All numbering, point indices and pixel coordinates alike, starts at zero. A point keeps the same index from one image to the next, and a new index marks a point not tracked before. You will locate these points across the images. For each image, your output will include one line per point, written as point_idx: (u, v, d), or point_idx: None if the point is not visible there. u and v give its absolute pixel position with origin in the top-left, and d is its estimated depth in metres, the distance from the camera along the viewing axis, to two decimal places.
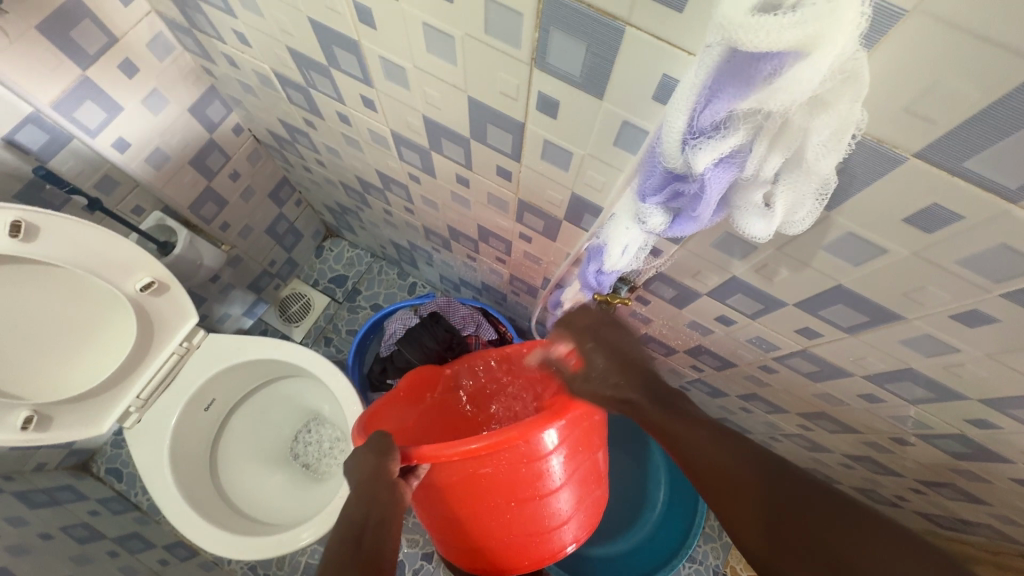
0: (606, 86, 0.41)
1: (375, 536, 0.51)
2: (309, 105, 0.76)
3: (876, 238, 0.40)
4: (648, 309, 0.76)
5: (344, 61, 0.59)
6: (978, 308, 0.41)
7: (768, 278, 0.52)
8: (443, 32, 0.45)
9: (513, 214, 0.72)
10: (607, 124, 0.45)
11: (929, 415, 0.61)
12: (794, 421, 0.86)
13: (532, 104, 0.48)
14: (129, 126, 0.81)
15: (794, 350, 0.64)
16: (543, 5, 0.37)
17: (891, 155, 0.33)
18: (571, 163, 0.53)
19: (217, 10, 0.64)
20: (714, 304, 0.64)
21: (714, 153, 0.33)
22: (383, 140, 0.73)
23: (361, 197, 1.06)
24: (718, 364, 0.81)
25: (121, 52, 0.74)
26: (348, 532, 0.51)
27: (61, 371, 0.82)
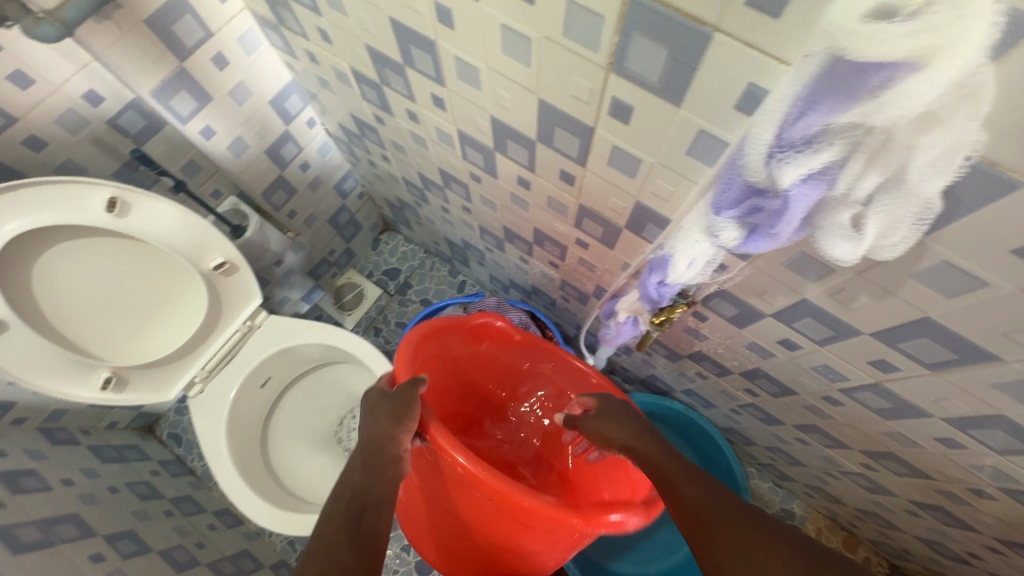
0: (685, 93, 0.39)
1: (372, 515, 0.49)
2: (380, 101, 0.78)
3: (976, 270, 0.37)
4: (704, 327, 0.74)
5: (419, 59, 0.60)
6: None
7: (843, 303, 0.49)
8: (520, 34, 0.45)
9: (572, 218, 0.71)
10: (683, 132, 0.43)
11: (1017, 468, 0.55)
12: (855, 459, 0.81)
13: (604, 109, 0.47)
14: (216, 115, 0.87)
15: (865, 384, 0.60)
16: (627, 8, 0.36)
17: (1006, 179, 0.30)
18: (639, 170, 0.52)
19: (305, 8, 0.67)
20: (778, 326, 0.61)
21: (804, 168, 0.32)
22: (449, 139, 0.74)
23: (421, 194, 1.08)
24: (775, 390, 0.78)
25: (214, 46, 0.79)
26: (351, 503, 0.49)
27: (140, 339, 0.89)
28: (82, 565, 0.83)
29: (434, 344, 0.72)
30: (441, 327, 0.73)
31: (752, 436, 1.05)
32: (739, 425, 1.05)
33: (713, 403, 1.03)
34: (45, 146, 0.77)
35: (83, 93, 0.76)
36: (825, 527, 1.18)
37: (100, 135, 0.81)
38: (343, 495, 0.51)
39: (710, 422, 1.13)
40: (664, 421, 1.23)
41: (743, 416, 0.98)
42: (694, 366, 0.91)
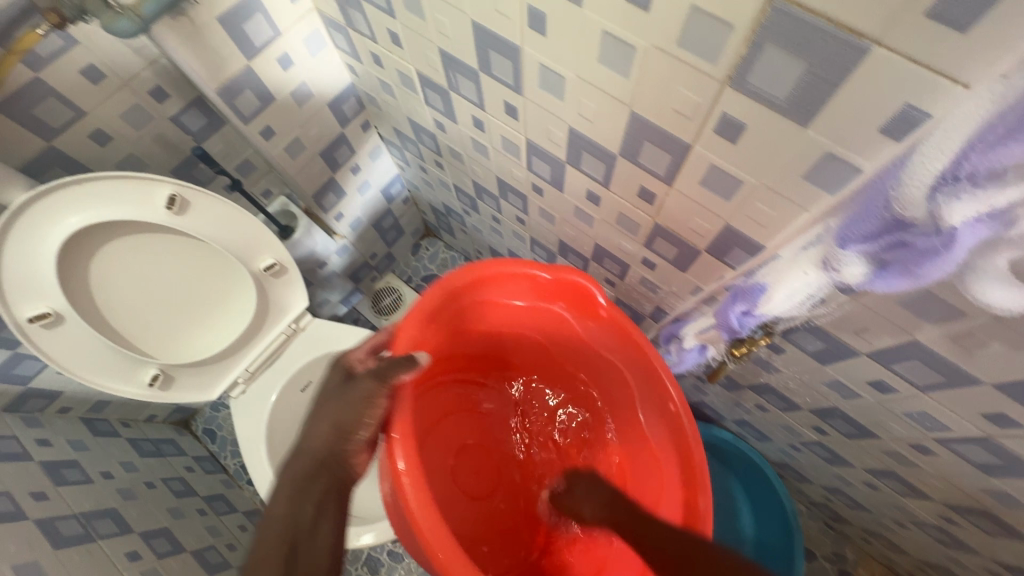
0: (817, 112, 0.35)
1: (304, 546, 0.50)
2: (444, 107, 0.76)
3: None
4: (779, 360, 0.69)
5: (498, 66, 0.57)
6: None
7: (966, 350, 0.44)
8: (623, 42, 0.42)
9: (642, 238, 0.67)
10: (803, 154, 0.39)
11: None
12: (935, 511, 0.74)
13: (709, 125, 0.43)
14: (276, 116, 0.86)
15: (971, 436, 0.54)
16: (765, 17, 0.33)
17: None
18: (737, 192, 0.47)
19: (378, 10, 0.66)
20: (872, 366, 0.56)
21: (980, 205, 0.29)
22: (515, 149, 0.71)
23: (471, 202, 1.06)
24: (851, 431, 0.72)
25: (281, 47, 0.78)
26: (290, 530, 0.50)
27: (186, 337, 0.88)
28: (119, 563, 0.82)
29: (495, 290, 0.68)
30: (501, 278, 0.67)
31: (809, 474, 0.99)
32: (796, 462, 0.99)
33: (769, 436, 0.98)
34: (111, 141, 0.77)
35: (150, 89, 0.76)
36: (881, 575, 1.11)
37: (163, 131, 0.81)
38: (283, 490, 0.53)
39: (761, 455, 1.07)
40: (709, 450, 1.17)
41: (803, 453, 0.92)
42: (755, 398, 0.86)
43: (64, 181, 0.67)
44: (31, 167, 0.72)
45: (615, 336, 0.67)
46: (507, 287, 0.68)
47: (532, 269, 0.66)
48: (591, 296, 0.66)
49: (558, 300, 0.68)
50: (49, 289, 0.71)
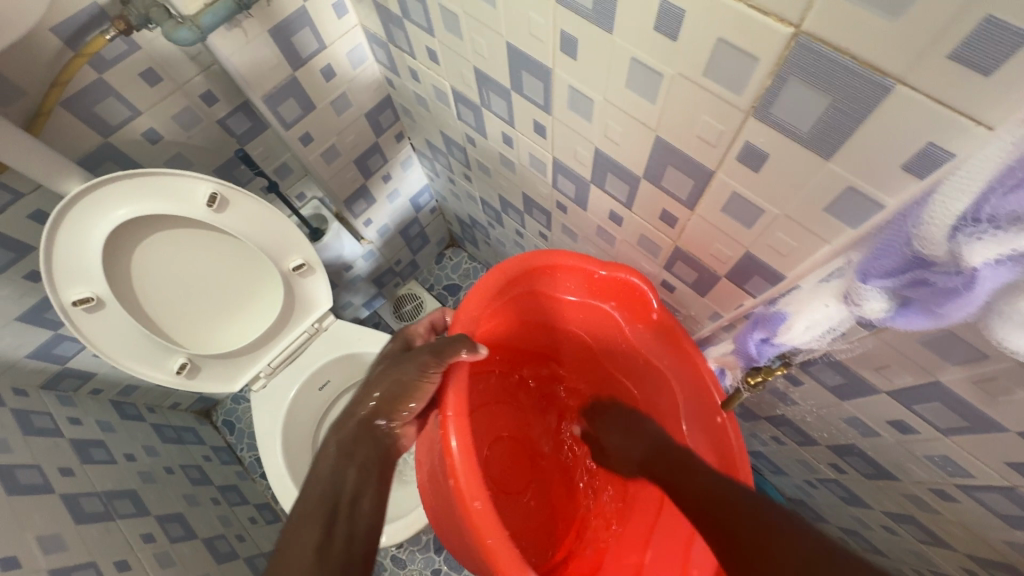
0: (838, 147, 0.36)
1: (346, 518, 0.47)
2: (475, 122, 0.79)
3: None
4: (796, 392, 0.68)
5: (529, 86, 0.59)
6: None
7: (990, 395, 0.43)
8: (651, 69, 0.43)
9: (662, 260, 0.68)
10: (824, 187, 0.39)
11: None
12: (955, 561, 0.71)
13: (732, 153, 0.44)
14: (315, 124, 0.90)
15: (994, 485, 0.52)
16: (790, 50, 0.33)
17: None
18: (758, 221, 0.48)
19: (419, 28, 0.68)
20: (892, 406, 0.55)
21: (1000, 247, 0.28)
22: (542, 166, 0.73)
23: (496, 215, 1.08)
24: (869, 471, 0.70)
25: (325, 58, 0.82)
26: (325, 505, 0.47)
27: (215, 329, 0.92)
28: (134, 544, 0.85)
29: (547, 282, 0.65)
30: (560, 268, 0.63)
31: (825, 513, 0.96)
32: (811, 499, 0.96)
33: (784, 470, 0.95)
34: (161, 139, 0.81)
35: (201, 93, 0.80)
36: None
37: (209, 132, 0.86)
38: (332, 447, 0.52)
39: (776, 489, 1.05)
40: None
41: (819, 490, 0.90)
42: (771, 430, 0.85)
43: (115, 176, 0.72)
44: (88, 160, 0.77)
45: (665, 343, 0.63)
46: (550, 279, 0.64)
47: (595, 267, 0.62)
48: (642, 296, 0.63)
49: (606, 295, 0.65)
50: (93, 275, 0.76)
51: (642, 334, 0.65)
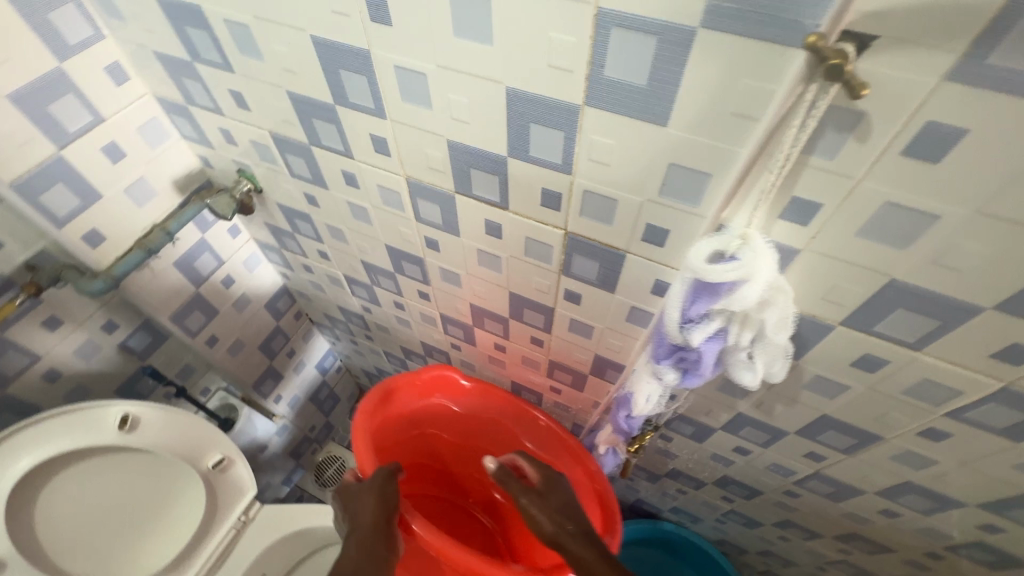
0: (616, 285, 0.57)
1: None
2: (369, 296, 0.94)
3: (839, 379, 0.53)
4: (673, 446, 0.86)
5: (409, 269, 0.77)
6: (933, 425, 0.52)
7: (767, 412, 0.64)
8: (492, 255, 0.64)
9: (544, 370, 0.85)
10: (620, 309, 0.61)
11: (944, 525, 0.67)
12: (833, 546, 0.89)
13: (559, 296, 0.64)
14: (221, 326, 0.98)
15: (810, 474, 0.72)
16: (567, 241, 0.55)
17: (823, 323, 0.47)
18: (593, 333, 0.68)
19: (309, 239, 0.85)
20: (729, 437, 0.74)
21: (704, 333, 0.48)
22: (432, 319, 0.89)
23: (401, 363, 1.20)
24: (746, 493, 0.88)
25: (225, 271, 0.93)
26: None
27: (132, 558, 0.86)
28: None
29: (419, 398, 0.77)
30: (395, 386, 0.76)
31: (743, 543, 1.11)
32: (729, 535, 1.11)
33: (699, 517, 1.11)
34: (60, 376, 0.84)
35: (102, 325, 0.86)
36: None
37: (111, 358, 0.89)
38: None
39: (703, 537, 1.18)
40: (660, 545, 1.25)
41: (728, 524, 1.05)
42: (673, 484, 1.01)
43: (24, 423, 0.74)
44: None
45: (484, 398, 0.80)
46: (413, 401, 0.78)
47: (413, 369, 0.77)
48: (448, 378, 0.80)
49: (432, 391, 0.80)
50: None
51: (468, 399, 0.81)
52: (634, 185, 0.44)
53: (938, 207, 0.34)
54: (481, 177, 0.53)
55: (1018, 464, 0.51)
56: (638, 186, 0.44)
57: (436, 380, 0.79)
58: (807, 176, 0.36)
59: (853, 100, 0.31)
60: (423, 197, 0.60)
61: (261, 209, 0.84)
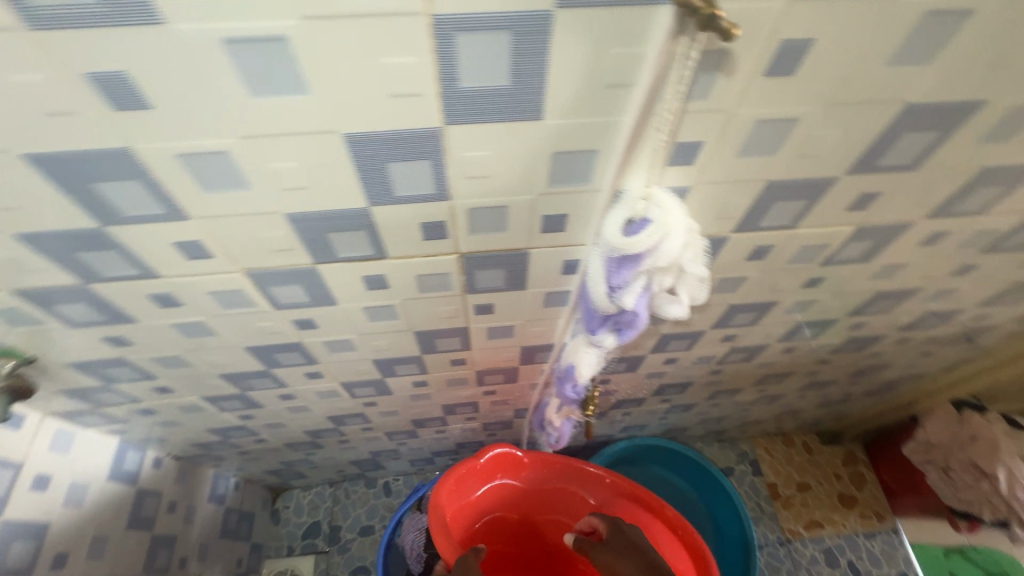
0: (525, 280, 0.54)
1: None
2: (245, 403, 0.78)
3: (739, 273, 0.58)
4: (612, 386, 0.90)
5: (286, 358, 0.64)
6: (811, 275, 0.60)
7: (687, 323, 0.69)
8: (383, 305, 0.55)
9: (474, 382, 0.81)
10: (536, 299, 0.58)
11: (827, 338, 0.81)
12: (753, 391, 1.04)
13: (470, 313, 0.59)
14: (62, 536, 0.74)
15: (728, 351, 0.81)
16: (463, 262, 0.49)
17: (718, 238, 0.50)
18: (514, 330, 0.65)
19: (135, 381, 0.65)
20: (659, 355, 0.79)
21: (633, 293, 0.47)
22: (333, 391, 0.78)
23: (311, 445, 1.05)
24: (681, 388, 0.97)
25: (31, 472, 0.70)
26: None
27: None
28: None
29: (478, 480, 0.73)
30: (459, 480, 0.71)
31: (685, 423, 1.24)
32: (673, 423, 1.23)
33: (646, 423, 1.20)
34: None
35: None
36: (768, 443, 1.45)
37: None
38: None
39: (653, 435, 1.30)
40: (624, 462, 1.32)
41: (671, 416, 1.16)
42: (619, 411, 1.07)
43: None
44: None
45: (544, 470, 0.77)
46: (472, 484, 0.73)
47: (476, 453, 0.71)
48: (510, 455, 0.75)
49: (496, 472, 0.75)
50: None
51: (531, 472, 0.77)
52: (521, 186, 0.40)
53: (797, 110, 0.36)
54: (342, 237, 0.44)
55: (872, 274, 0.62)
56: (526, 185, 0.40)
57: (499, 460, 0.74)
58: (687, 122, 0.36)
59: (716, 41, 0.30)
60: (275, 282, 0.49)
61: (42, 383, 0.61)
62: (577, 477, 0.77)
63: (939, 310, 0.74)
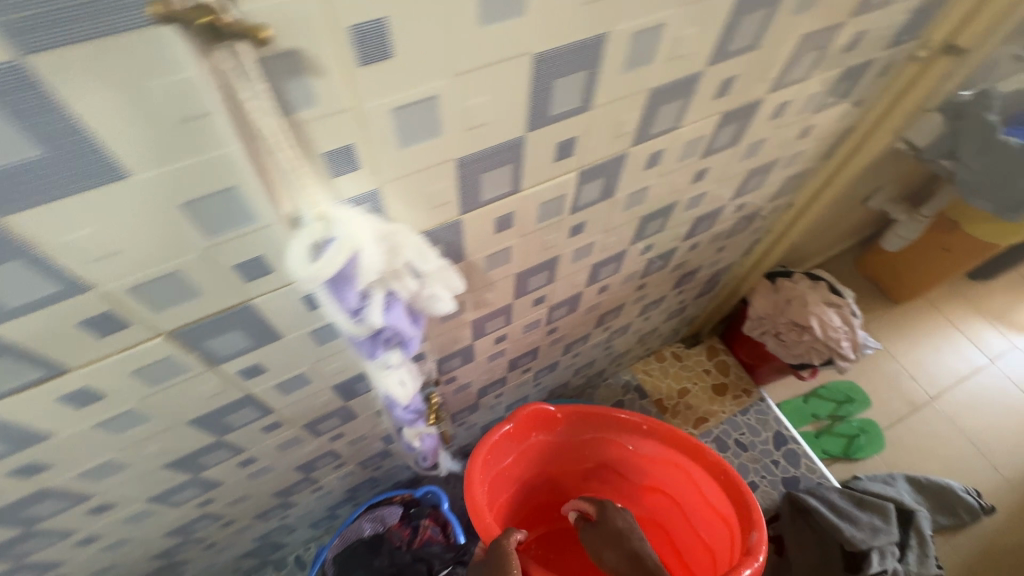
0: (274, 331, 0.49)
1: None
2: (39, 568, 0.65)
3: (499, 246, 0.57)
4: (462, 381, 0.89)
5: (42, 508, 0.54)
6: (570, 224, 0.62)
7: (487, 304, 0.68)
8: (121, 414, 0.47)
9: (310, 435, 0.75)
10: (304, 342, 0.53)
11: (630, 268, 0.86)
12: (600, 331, 1.09)
13: (240, 381, 0.53)
14: None
15: (548, 311, 0.83)
16: (177, 341, 0.43)
17: (450, 223, 0.49)
18: (309, 376, 0.60)
19: None
20: (485, 338, 0.79)
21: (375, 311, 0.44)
22: (146, 510, 0.67)
23: (174, 564, 0.92)
24: (532, 356, 0.98)
25: None
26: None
27: None
28: None
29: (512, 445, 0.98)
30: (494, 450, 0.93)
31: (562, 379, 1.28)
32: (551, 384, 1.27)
33: (526, 394, 1.22)
34: None
35: None
36: (644, 365, 1.56)
37: None
38: None
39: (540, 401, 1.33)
40: None
41: (544, 380, 1.19)
42: (490, 396, 1.07)
43: None
44: None
45: (573, 423, 1.01)
46: (510, 445, 0.98)
47: (503, 426, 0.92)
48: (542, 413, 0.98)
49: (531, 432, 0.99)
50: None
51: (570, 423, 1.02)
52: (172, 249, 0.35)
53: (426, 88, 0.34)
54: None
55: (625, 206, 0.66)
56: (178, 245, 0.35)
57: (534, 421, 0.98)
58: (313, 130, 0.33)
59: (267, 45, 0.27)
60: None
61: None
62: (611, 429, 1.02)
63: (704, 214, 0.82)
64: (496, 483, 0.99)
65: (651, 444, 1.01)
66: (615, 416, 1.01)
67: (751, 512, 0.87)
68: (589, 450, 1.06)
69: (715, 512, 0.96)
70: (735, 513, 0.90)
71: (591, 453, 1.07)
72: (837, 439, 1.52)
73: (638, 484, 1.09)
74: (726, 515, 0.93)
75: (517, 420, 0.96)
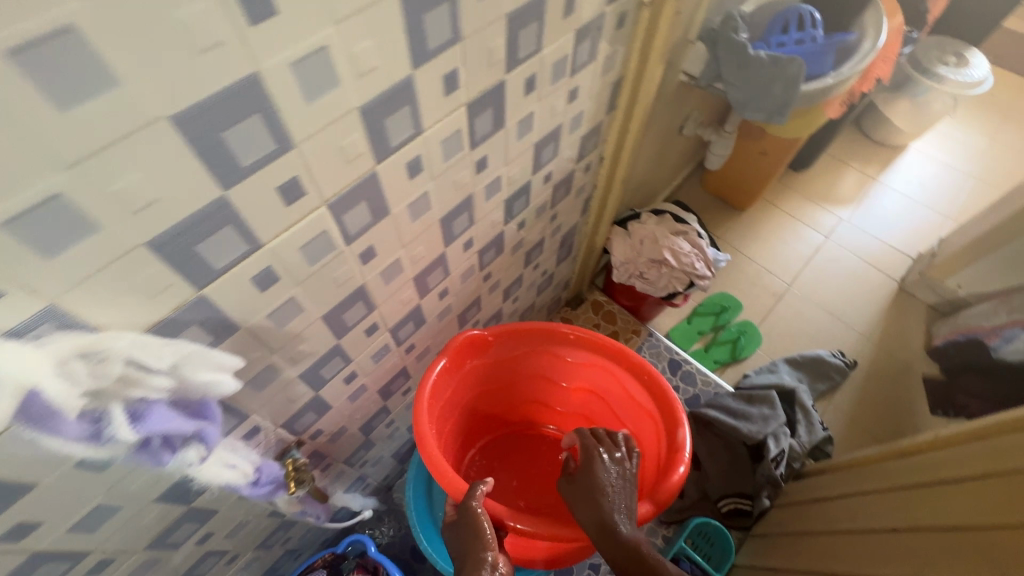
0: (22, 482, 0.43)
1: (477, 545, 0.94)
2: None
3: (276, 303, 0.54)
4: (330, 430, 0.84)
5: None
6: (355, 254, 0.59)
7: (307, 355, 0.65)
8: None
9: (167, 550, 0.68)
10: (78, 478, 0.47)
11: (462, 265, 0.85)
12: (469, 328, 1.08)
13: (15, 544, 0.47)
14: None
15: (392, 334, 0.80)
16: None
17: (191, 303, 0.45)
18: (115, 503, 0.54)
19: None
20: (331, 384, 0.75)
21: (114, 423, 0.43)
22: None
23: None
24: (404, 377, 0.96)
25: None
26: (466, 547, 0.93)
27: None
28: None
29: (450, 378, 1.00)
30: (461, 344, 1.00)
31: None
32: None
33: None
34: None
35: None
36: None
37: None
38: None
39: None
40: None
41: None
42: (380, 428, 1.03)
43: None
44: None
45: (506, 341, 1.06)
46: (449, 378, 1.01)
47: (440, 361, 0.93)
48: (474, 338, 1.01)
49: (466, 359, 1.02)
50: None
51: (502, 342, 1.07)
52: None
53: (37, 188, 0.31)
54: None
55: (412, 217, 0.64)
56: None
57: (466, 348, 1.00)
58: None
59: None
60: None
61: None
62: (539, 343, 1.09)
63: (511, 194, 0.83)
64: (444, 413, 1.04)
65: (582, 352, 1.09)
66: (548, 331, 1.07)
67: (671, 403, 0.98)
68: (517, 363, 1.13)
69: (638, 405, 1.08)
70: (658, 405, 1.02)
71: (529, 364, 1.14)
72: (723, 347, 1.66)
73: (567, 386, 1.19)
74: (649, 408, 1.05)
75: (453, 350, 0.97)
